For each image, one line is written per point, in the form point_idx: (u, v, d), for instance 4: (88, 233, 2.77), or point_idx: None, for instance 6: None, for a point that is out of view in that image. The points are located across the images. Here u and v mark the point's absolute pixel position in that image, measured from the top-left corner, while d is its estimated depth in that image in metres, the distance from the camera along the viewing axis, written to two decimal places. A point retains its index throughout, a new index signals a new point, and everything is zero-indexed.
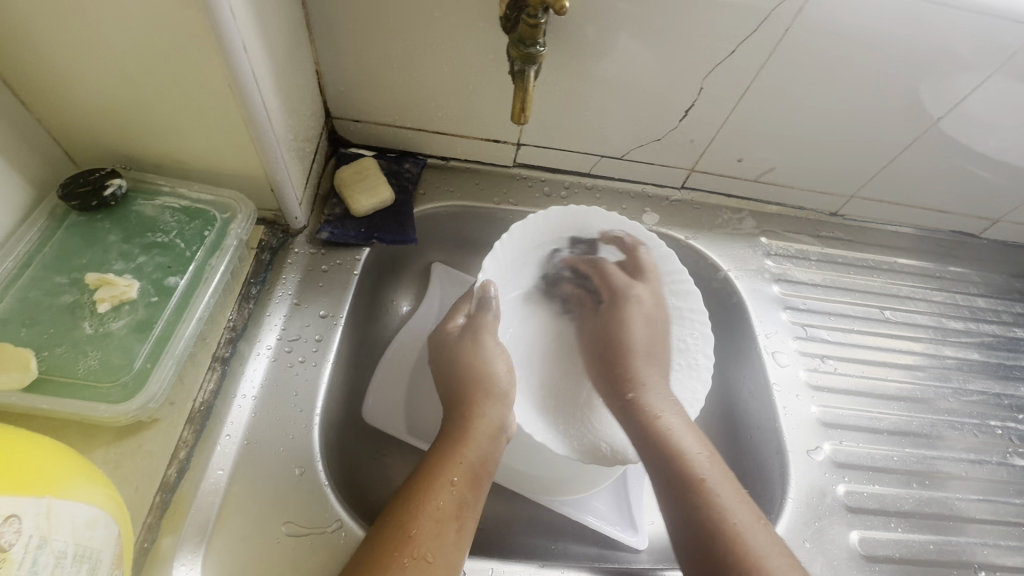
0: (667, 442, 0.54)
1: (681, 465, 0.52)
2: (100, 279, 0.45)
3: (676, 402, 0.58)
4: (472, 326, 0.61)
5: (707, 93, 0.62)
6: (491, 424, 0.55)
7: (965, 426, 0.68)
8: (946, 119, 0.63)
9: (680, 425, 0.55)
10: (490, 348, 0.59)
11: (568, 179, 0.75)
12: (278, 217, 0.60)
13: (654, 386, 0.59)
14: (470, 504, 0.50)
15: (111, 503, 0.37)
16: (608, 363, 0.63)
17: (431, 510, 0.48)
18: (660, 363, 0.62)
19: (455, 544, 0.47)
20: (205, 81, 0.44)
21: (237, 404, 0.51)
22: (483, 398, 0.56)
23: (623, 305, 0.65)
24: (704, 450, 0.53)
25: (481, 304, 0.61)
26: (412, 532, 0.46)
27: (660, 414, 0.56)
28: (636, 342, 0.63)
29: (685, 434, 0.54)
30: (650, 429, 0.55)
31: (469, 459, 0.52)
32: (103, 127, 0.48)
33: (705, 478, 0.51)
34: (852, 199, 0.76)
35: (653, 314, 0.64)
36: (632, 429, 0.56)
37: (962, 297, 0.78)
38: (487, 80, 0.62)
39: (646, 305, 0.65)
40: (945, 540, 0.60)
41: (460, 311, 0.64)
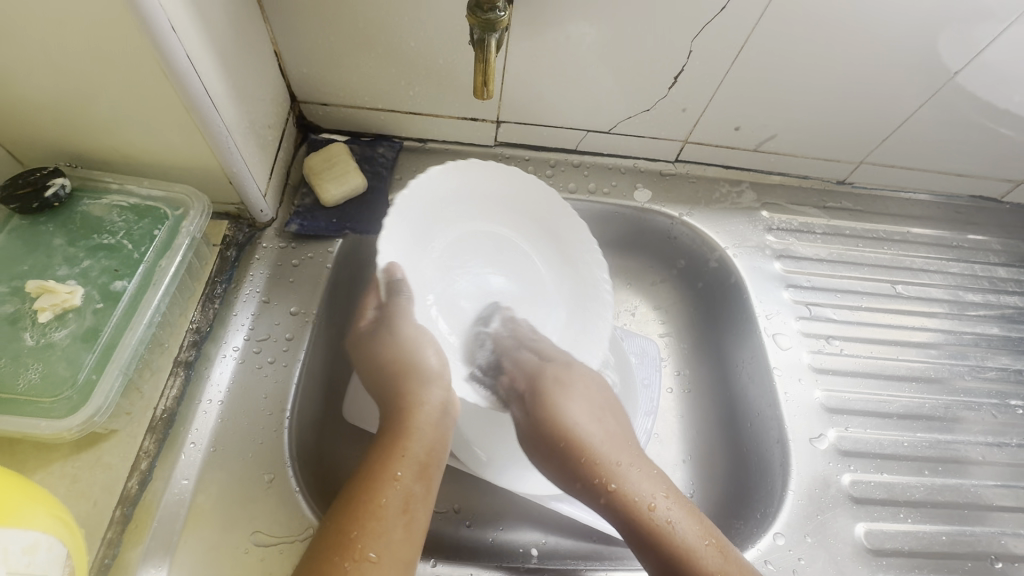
0: (667, 538, 0.49)
1: (692, 567, 0.48)
2: (41, 286, 0.43)
3: (656, 476, 0.53)
4: (385, 315, 0.53)
5: (698, 57, 0.57)
6: (431, 412, 0.51)
7: (983, 406, 0.64)
8: (965, 72, 0.57)
9: (674, 512, 0.51)
10: (408, 336, 0.53)
11: (553, 156, 0.71)
12: (242, 211, 0.57)
13: (632, 468, 0.53)
14: (419, 498, 0.47)
15: (57, 524, 0.35)
16: (573, 462, 0.55)
17: (375, 508, 0.45)
18: (619, 445, 0.55)
19: (402, 541, 0.45)
20: (131, 72, 0.41)
21: (202, 409, 0.50)
22: (414, 384, 0.52)
23: (556, 398, 0.57)
24: (708, 535, 0.50)
25: (389, 291, 0.51)
26: (354, 534, 0.43)
27: (652, 504, 0.51)
28: (588, 433, 0.56)
29: (682, 521, 0.50)
30: (649, 529, 0.50)
31: (414, 453, 0.49)
32: (41, 127, 0.46)
33: (721, 570, 0.47)
34: (861, 165, 0.70)
35: (587, 390, 0.58)
36: (629, 531, 0.51)
37: (982, 267, 0.73)
38: (457, 54, 0.57)
39: (580, 389, 0.58)
40: (959, 531, 0.56)
41: (369, 303, 0.55)
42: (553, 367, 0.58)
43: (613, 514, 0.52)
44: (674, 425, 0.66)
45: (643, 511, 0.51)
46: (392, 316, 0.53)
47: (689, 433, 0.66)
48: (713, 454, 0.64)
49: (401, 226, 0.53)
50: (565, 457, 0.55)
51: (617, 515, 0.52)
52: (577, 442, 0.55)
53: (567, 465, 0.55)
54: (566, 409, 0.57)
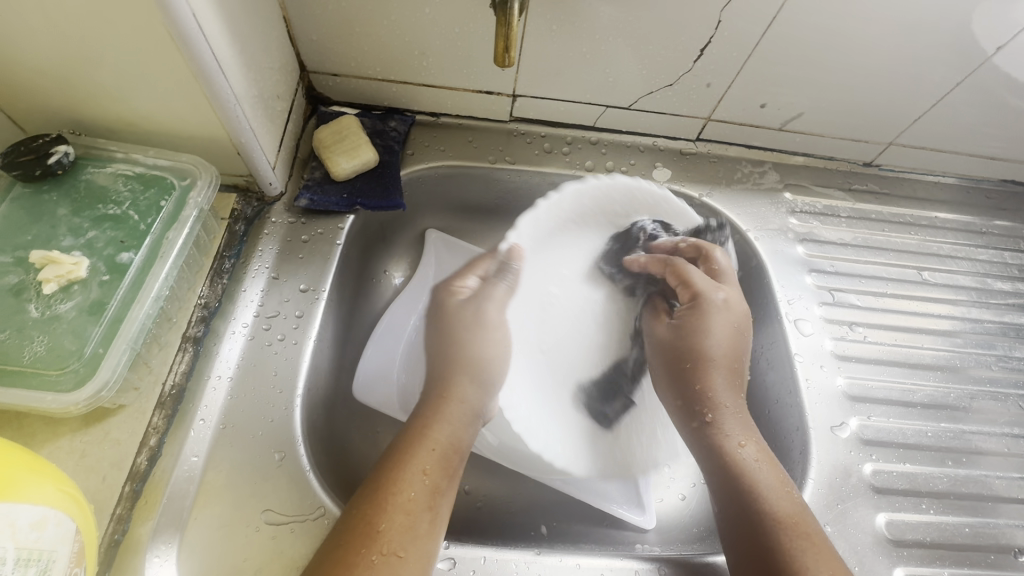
0: (746, 474, 0.48)
1: (765, 508, 0.46)
2: (45, 257, 0.42)
3: (751, 426, 0.52)
4: (482, 294, 0.56)
5: (725, 31, 0.54)
6: (467, 407, 0.50)
7: (1008, 397, 0.62)
8: (1005, 52, 0.54)
9: (760, 459, 0.50)
10: (495, 322, 0.55)
11: (570, 133, 0.68)
12: (250, 183, 0.55)
13: (733, 411, 0.53)
14: (444, 492, 0.46)
15: (66, 499, 0.35)
16: (683, 380, 0.55)
17: (401, 501, 0.43)
18: (737, 376, 0.55)
19: (428, 536, 0.43)
20: (134, 33, 0.39)
21: (212, 385, 0.49)
22: (463, 378, 0.51)
23: (710, 314, 0.55)
24: (787, 485, 0.48)
25: (500, 269, 0.56)
26: (380, 527, 0.41)
27: (740, 443, 0.51)
28: (717, 361, 0.54)
29: (766, 469, 0.49)
30: (732, 465, 0.49)
31: (441, 444, 0.47)
32: (43, 91, 0.44)
33: (798, 520, 0.45)
34: (890, 146, 0.68)
35: (735, 322, 0.55)
36: (711, 466, 0.51)
37: (1011, 254, 0.70)
38: (473, 22, 0.54)
39: (728, 315, 0.55)
40: (982, 523, 0.55)
41: (472, 272, 0.58)
42: (721, 292, 0.56)
43: (698, 439, 0.53)
44: None
45: (731, 447, 0.50)
46: (485, 298, 0.55)
47: None
48: None
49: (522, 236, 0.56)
50: (687, 376, 0.55)
51: (703, 441, 0.52)
52: (701, 365, 0.54)
53: (680, 381, 0.55)
54: (711, 334, 0.55)
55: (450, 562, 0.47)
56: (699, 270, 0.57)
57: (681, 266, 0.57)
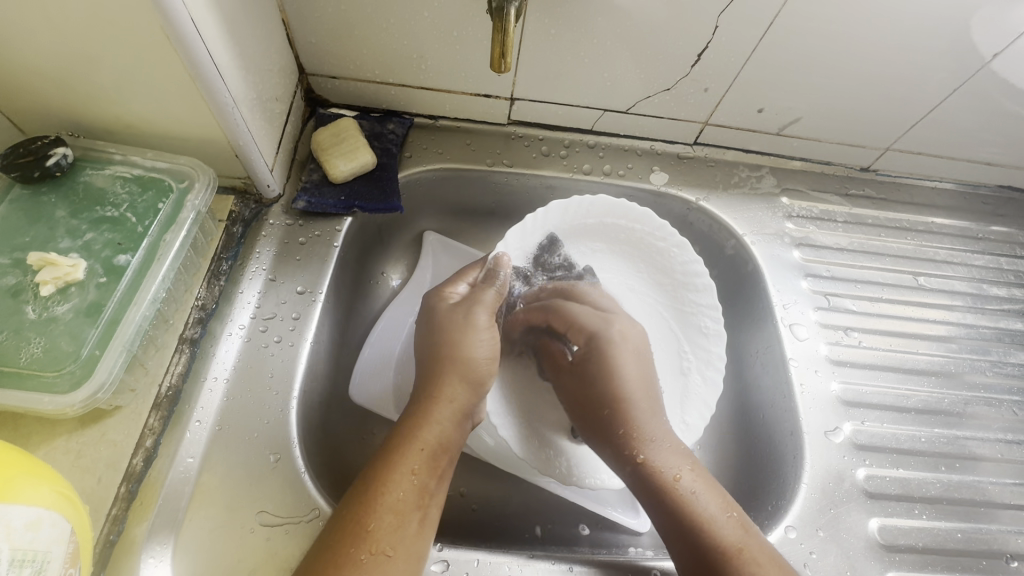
0: (689, 509, 0.47)
1: (713, 541, 0.45)
2: (42, 259, 0.42)
3: (684, 448, 0.50)
4: (473, 297, 0.55)
5: (722, 36, 0.55)
6: (454, 408, 0.49)
7: (1003, 403, 0.62)
8: (1001, 58, 0.54)
9: (698, 483, 0.48)
10: (484, 324, 0.53)
11: (568, 137, 0.68)
12: (248, 185, 0.56)
13: (662, 438, 0.50)
14: (433, 492, 0.46)
15: (61, 500, 0.35)
16: (596, 420, 0.52)
17: (391, 501, 0.43)
18: (654, 405, 0.52)
19: (416, 536, 0.43)
20: (132, 36, 0.39)
21: (208, 386, 0.49)
22: (452, 379, 0.50)
23: (612, 353, 0.54)
24: (729, 507, 0.47)
25: (489, 276, 0.56)
26: (371, 526, 0.42)
27: (677, 475, 0.48)
28: (629, 394, 0.52)
29: (705, 493, 0.48)
30: (671, 498, 0.47)
31: (429, 443, 0.47)
32: (42, 93, 0.44)
33: (740, 543, 0.45)
34: (887, 151, 0.68)
35: (636, 350, 0.55)
36: (650, 503, 0.48)
37: (1008, 260, 0.70)
38: (471, 26, 0.55)
39: (627, 343, 0.55)
40: (975, 529, 0.55)
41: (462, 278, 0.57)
42: (618, 325, 0.56)
43: (636, 479, 0.49)
44: None
45: (669, 482, 0.48)
46: (475, 302, 0.54)
47: None
48: (724, 443, 0.63)
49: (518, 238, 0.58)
50: (603, 420, 0.52)
51: (641, 481, 0.49)
52: (614, 402, 0.52)
53: (592, 423, 0.52)
54: (616, 372, 0.53)
55: (444, 564, 0.48)
56: (583, 305, 0.57)
57: (563, 305, 0.57)
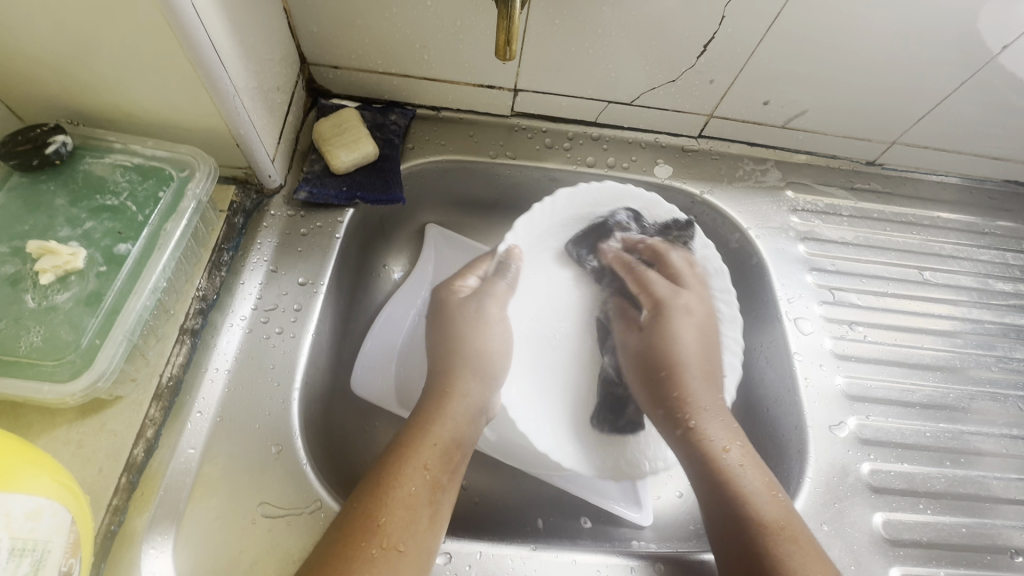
0: (733, 481, 0.48)
1: (754, 513, 0.46)
2: (42, 248, 0.41)
3: (733, 426, 0.52)
4: (483, 291, 0.56)
5: (728, 27, 0.54)
6: (469, 405, 0.50)
7: (1007, 398, 0.62)
8: (1010, 51, 0.54)
9: (745, 461, 0.50)
10: (495, 317, 0.55)
11: (571, 129, 0.68)
12: (249, 175, 0.55)
13: (714, 413, 0.52)
14: (444, 488, 0.46)
15: (61, 490, 0.35)
16: (659, 385, 0.55)
17: (402, 496, 0.43)
18: (713, 379, 0.54)
19: (428, 531, 0.43)
20: (130, 22, 0.38)
21: (209, 377, 0.49)
22: (465, 374, 0.51)
23: (675, 322, 0.57)
24: (773, 487, 0.48)
25: (499, 268, 0.57)
26: (382, 520, 0.42)
27: (725, 448, 0.50)
28: (690, 369, 0.55)
29: (752, 470, 0.49)
30: (719, 469, 0.49)
31: (442, 439, 0.48)
32: (40, 80, 0.43)
33: (784, 519, 0.46)
34: (893, 145, 0.67)
35: (707, 326, 0.57)
36: (697, 471, 0.50)
37: (1013, 255, 0.70)
38: (475, 15, 0.54)
39: (694, 318, 0.57)
40: (979, 524, 0.55)
41: (472, 272, 0.58)
42: (688, 296, 0.58)
43: (685, 446, 0.51)
44: None
45: (716, 453, 0.50)
46: (485, 295, 0.56)
47: None
48: None
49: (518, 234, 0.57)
50: (661, 384, 0.55)
51: (689, 448, 0.51)
52: (677, 375, 0.54)
53: (655, 387, 0.55)
54: (678, 341, 0.56)
55: (446, 557, 0.47)
56: (657, 273, 0.59)
57: (642, 269, 0.59)
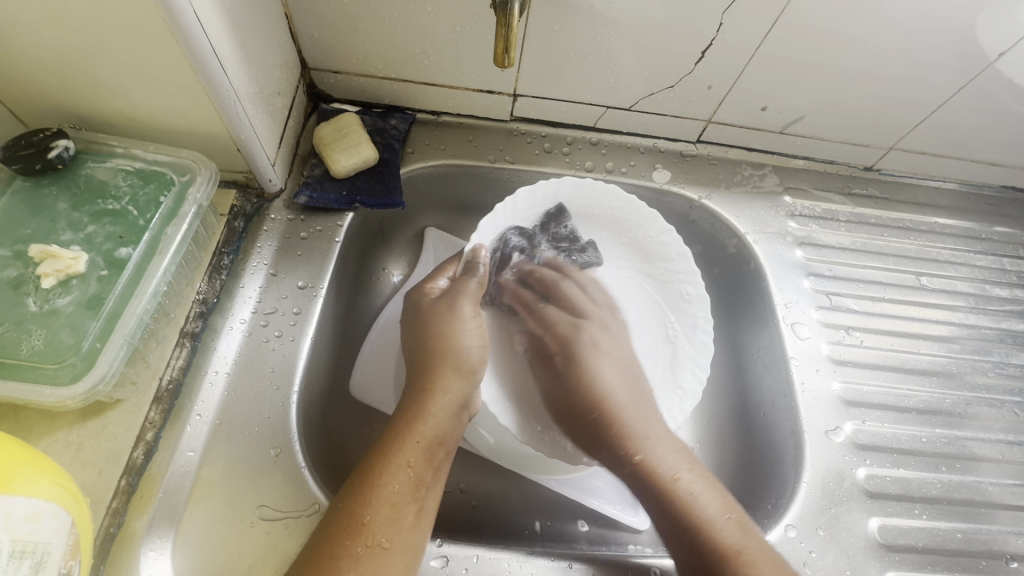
0: (689, 509, 0.48)
1: (712, 541, 0.46)
2: (44, 252, 0.42)
3: (681, 450, 0.52)
4: (456, 289, 0.55)
5: (726, 34, 0.54)
6: (451, 401, 0.50)
7: (1004, 404, 0.62)
8: (1006, 58, 0.54)
9: (697, 484, 0.50)
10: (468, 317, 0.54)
11: (570, 134, 0.68)
12: (250, 180, 0.55)
13: (658, 440, 0.52)
14: (430, 484, 0.46)
15: (62, 492, 0.35)
16: (590, 425, 0.54)
17: (386, 494, 0.43)
18: (645, 409, 0.54)
19: (413, 528, 0.43)
20: (134, 28, 0.39)
21: (208, 380, 0.49)
22: (446, 370, 0.51)
23: (589, 362, 0.57)
24: (730, 508, 0.48)
25: (467, 267, 0.56)
26: (366, 519, 0.42)
27: (676, 476, 0.50)
28: (617, 398, 0.55)
29: (705, 494, 0.49)
30: (672, 497, 0.49)
31: (426, 437, 0.47)
32: (44, 85, 0.44)
33: (740, 545, 0.46)
34: (890, 151, 0.68)
35: (621, 356, 0.58)
36: (648, 501, 0.50)
37: (1010, 261, 0.70)
38: (475, 21, 0.54)
39: (609, 353, 0.58)
40: (975, 529, 0.55)
41: (443, 273, 0.57)
42: (592, 325, 0.59)
43: (635, 481, 0.51)
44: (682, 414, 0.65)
45: (668, 483, 0.49)
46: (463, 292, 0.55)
47: (699, 421, 0.65)
48: (724, 441, 0.63)
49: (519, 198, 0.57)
50: (593, 422, 0.54)
51: (640, 484, 0.50)
52: (608, 408, 0.54)
53: (583, 429, 0.54)
54: (600, 376, 0.56)
55: (443, 559, 0.48)
56: (556, 307, 0.59)
57: (542, 306, 0.59)
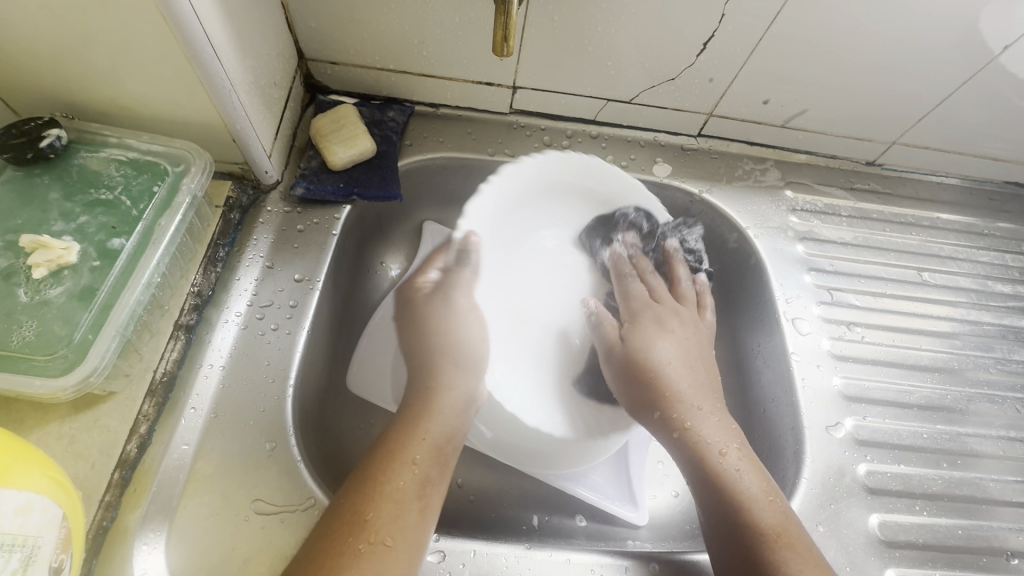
0: (732, 484, 0.47)
1: (751, 518, 0.46)
2: (34, 242, 0.41)
3: (731, 429, 0.52)
4: (447, 282, 0.56)
5: (728, 26, 0.54)
6: (458, 399, 0.50)
7: (1005, 400, 0.62)
8: (1011, 51, 0.53)
9: (742, 464, 0.49)
10: (462, 309, 0.54)
11: (570, 127, 0.68)
12: (245, 171, 0.55)
13: (709, 414, 0.52)
14: (435, 483, 0.45)
15: (53, 485, 0.34)
16: (645, 387, 0.54)
17: (390, 490, 0.43)
18: (701, 385, 0.54)
19: (417, 525, 0.42)
20: (125, 14, 0.38)
21: (203, 373, 0.48)
22: (451, 365, 0.52)
23: (653, 331, 0.56)
24: (771, 492, 0.47)
25: (459, 256, 0.55)
26: (368, 515, 0.41)
27: (723, 450, 0.49)
28: (676, 374, 0.54)
29: (749, 474, 0.48)
30: (715, 469, 0.48)
31: (434, 435, 0.47)
32: (34, 73, 0.43)
33: (780, 527, 0.45)
34: (893, 145, 0.67)
35: (686, 338, 0.57)
36: (692, 471, 0.50)
37: (1012, 257, 0.69)
38: (474, 11, 0.54)
39: (677, 331, 0.57)
40: (975, 526, 0.55)
41: (433, 265, 0.58)
42: (660, 307, 0.58)
43: (682, 448, 0.51)
44: None
45: (713, 455, 0.49)
46: (451, 287, 0.55)
47: None
48: None
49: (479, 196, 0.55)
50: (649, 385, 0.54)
51: (686, 450, 0.50)
52: (665, 380, 0.54)
53: (640, 388, 0.54)
54: (664, 346, 0.55)
55: (440, 554, 0.47)
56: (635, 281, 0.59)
57: (621, 280, 0.59)
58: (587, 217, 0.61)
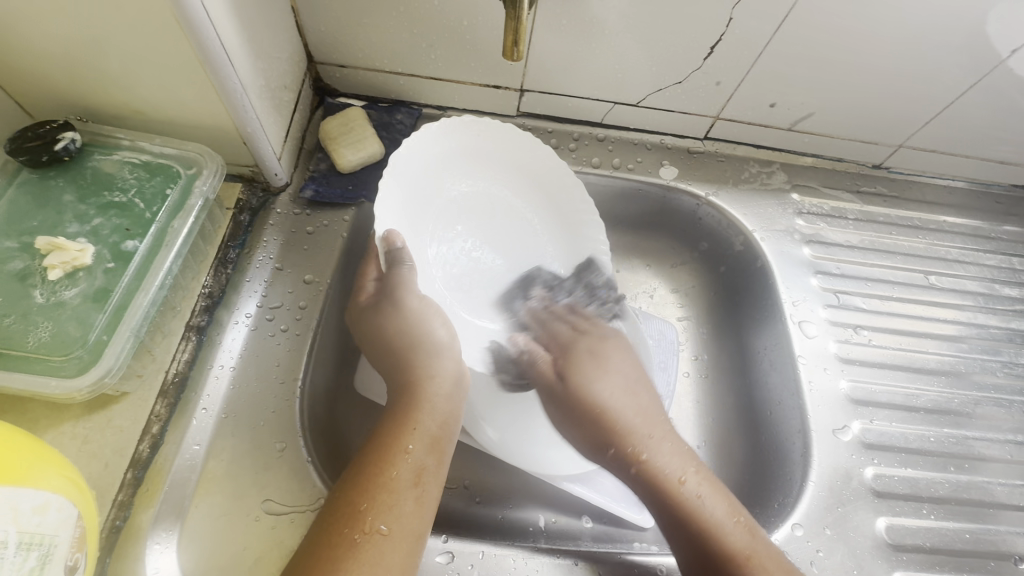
0: (694, 513, 0.48)
1: (719, 544, 0.46)
2: (50, 243, 0.42)
3: (687, 452, 0.52)
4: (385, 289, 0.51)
5: (735, 30, 0.54)
6: (445, 382, 0.49)
7: (1013, 404, 0.62)
8: (1018, 56, 0.53)
9: (703, 488, 0.49)
10: (413, 310, 0.50)
11: (577, 129, 0.68)
12: (255, 173, 0.55)
13: (662, 440, 0.52)
14: (432, 472, 0.45)
15: (69, 484, 0.35)
16: (593, 425, 0.54)
17: (385, 480, 0.42)
18: (650, 415, 0.54)
19: (413, 514, 0.42)
20: (140, 20, 0.38)
21: (214, 374, 0.49)
22: (425, 358, 0.50)
23: (588, 367, 0.57)
24: (736, 513, 0.48)
25: (390, 260, 0.50)
26: (362, 506, 0.41)
27: (681, 478, 0.50)
28: (621, 407, 0.54)
29: (712, 498, 0.49)
30: (676, 500, 0.49)
31: (426, 425, 0.46)
32: (50, 77, 0.44)
33: (748, 549, 0.46)
34: (900, 149, 0.67)
35: (619, 370, 0.57)
36: (653, 505, 0.50)
37: (1020, 260, 0.69)
38: (482, 15, 0.54)
39: (611, 364, 0.57)
40: (983, 529, 0.55)
41: (368, 275, 0.53)
42: (589, 339, 0.59)
43: (641, 482, 0.51)
44: (689, 410, 0.66)
45: (672, 484, 0.49)
46: (393, 289, 0.50)
47: (705, 418, 0.65)
48: (729, 438, 0.64)
49: (398, 179, 0.52)
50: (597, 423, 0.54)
51: (644, 485, 0.50)
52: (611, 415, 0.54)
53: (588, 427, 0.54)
54: (599, 384, 0.56)
55: (449, 555, 0.48)
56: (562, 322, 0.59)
57: (548, 320, 0.59)
58: (551, 218, 0.60)
